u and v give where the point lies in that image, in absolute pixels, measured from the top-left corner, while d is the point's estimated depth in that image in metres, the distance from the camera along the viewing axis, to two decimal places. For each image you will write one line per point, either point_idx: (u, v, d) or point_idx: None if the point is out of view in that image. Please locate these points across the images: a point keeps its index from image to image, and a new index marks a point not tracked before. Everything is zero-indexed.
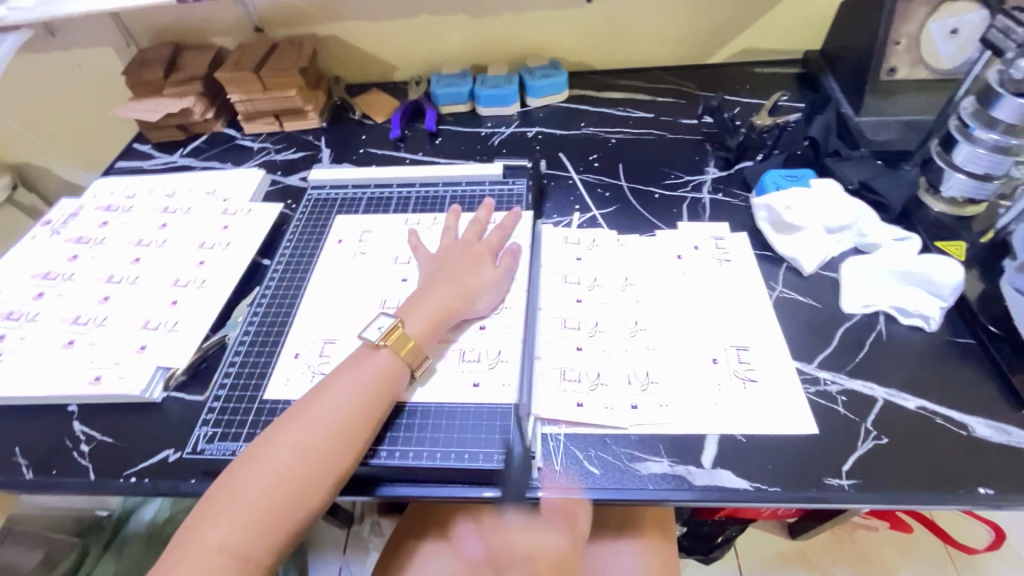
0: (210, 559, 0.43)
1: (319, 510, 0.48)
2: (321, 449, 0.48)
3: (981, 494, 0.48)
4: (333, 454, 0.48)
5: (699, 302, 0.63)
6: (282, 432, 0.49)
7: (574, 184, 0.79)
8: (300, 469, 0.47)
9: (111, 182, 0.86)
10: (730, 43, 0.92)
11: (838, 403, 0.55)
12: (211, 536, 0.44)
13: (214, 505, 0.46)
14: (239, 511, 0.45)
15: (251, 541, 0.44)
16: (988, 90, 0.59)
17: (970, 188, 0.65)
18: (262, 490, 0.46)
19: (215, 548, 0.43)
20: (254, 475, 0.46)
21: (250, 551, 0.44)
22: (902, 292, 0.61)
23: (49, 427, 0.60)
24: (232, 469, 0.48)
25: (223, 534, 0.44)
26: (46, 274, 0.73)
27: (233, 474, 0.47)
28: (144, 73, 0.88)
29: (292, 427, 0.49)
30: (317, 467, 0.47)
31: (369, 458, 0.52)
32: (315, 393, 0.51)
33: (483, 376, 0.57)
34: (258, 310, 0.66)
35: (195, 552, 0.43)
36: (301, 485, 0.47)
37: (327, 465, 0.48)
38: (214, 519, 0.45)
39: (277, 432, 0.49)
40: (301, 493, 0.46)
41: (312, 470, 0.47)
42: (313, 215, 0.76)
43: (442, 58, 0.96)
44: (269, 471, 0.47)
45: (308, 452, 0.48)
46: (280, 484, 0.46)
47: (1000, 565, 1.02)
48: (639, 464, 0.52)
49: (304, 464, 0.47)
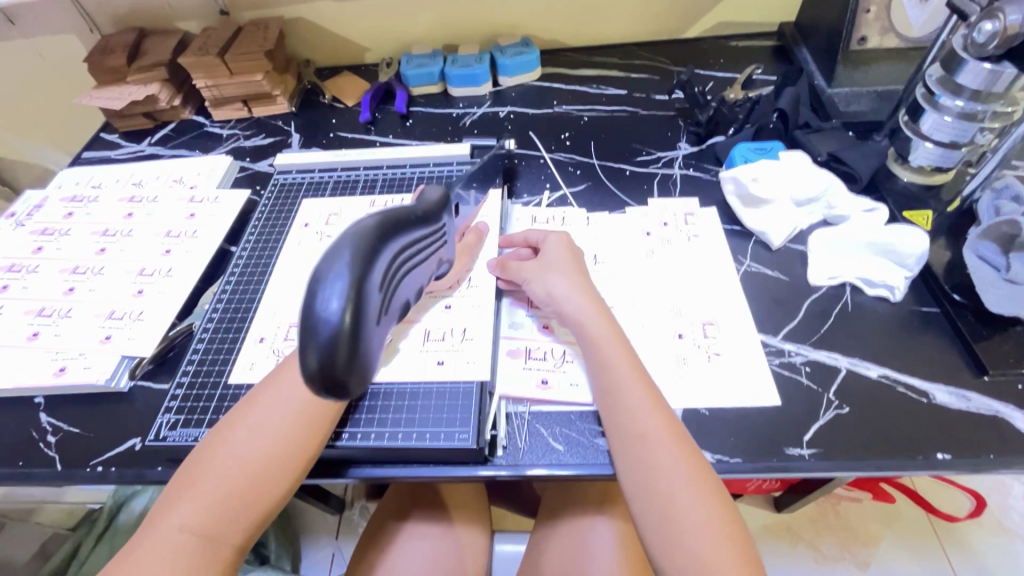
0: (172, 540, 0.42)
1: (285, 495, 0.46)
2: (287, 436, 0.46)
3: (939, 459, 0.48)
4: (297, 438, 0.47)
5: (666, 278, 0.63)
6: (244, 415, 0.48)
7: (545, 163, 0.78)
8: (265, 452, 0.46)
9: (77, 173, 0.84)
10: (705, 16, 0.90)
11: (801, 373, 0.55)
12: (177, 521, 0.43)
13: (178, 494, 0.44)
14: (202, 493, 0.44)
15: (215, 523, 0.43)
16: (952, 56, 0.58)
17: (937, 157, 0.65)
18: (226, 473, 0.45)
19: (178, 530, 0.42)
20: (218, 457, 0.45)
21: (219, 537, 0.43)
22: (869, 263, 0.61)
23: (15, 420, 0.59)
24: (196, 454, 0.47)
25: (186, 517, 0.43)
26: (10, 268, 0.72)
27: (196, 461, 0.46)
28: (105, 59, 0.85)
29: (255, 413, 0.48)
30: (284, 454, 0.46)
31: (335, 440, 0.52)
32: (274, 377, 0.50)
33: (448, 354, 0.56)
34: (222, 296, 0.65)
35: (160, 538, 0.42)
36: (264, 468, 0.45)
37: (292, 452, 0.46)
38: (176, 501, 0.44)
39: (240, 415, 0.48)
40: (265, 477, 0.45)
41: (278, 459, 0.46)
42: (278, 200, 0.75)
43: (413, 38, 0.94)
44: (233, 454, 0.45)
45: (272, 437, 0.46)
46: (244, 466, 0.45)
47: (979, 532, 1.04)
48: (603, 439, 0.52)
49: (268, 447, 0.46)
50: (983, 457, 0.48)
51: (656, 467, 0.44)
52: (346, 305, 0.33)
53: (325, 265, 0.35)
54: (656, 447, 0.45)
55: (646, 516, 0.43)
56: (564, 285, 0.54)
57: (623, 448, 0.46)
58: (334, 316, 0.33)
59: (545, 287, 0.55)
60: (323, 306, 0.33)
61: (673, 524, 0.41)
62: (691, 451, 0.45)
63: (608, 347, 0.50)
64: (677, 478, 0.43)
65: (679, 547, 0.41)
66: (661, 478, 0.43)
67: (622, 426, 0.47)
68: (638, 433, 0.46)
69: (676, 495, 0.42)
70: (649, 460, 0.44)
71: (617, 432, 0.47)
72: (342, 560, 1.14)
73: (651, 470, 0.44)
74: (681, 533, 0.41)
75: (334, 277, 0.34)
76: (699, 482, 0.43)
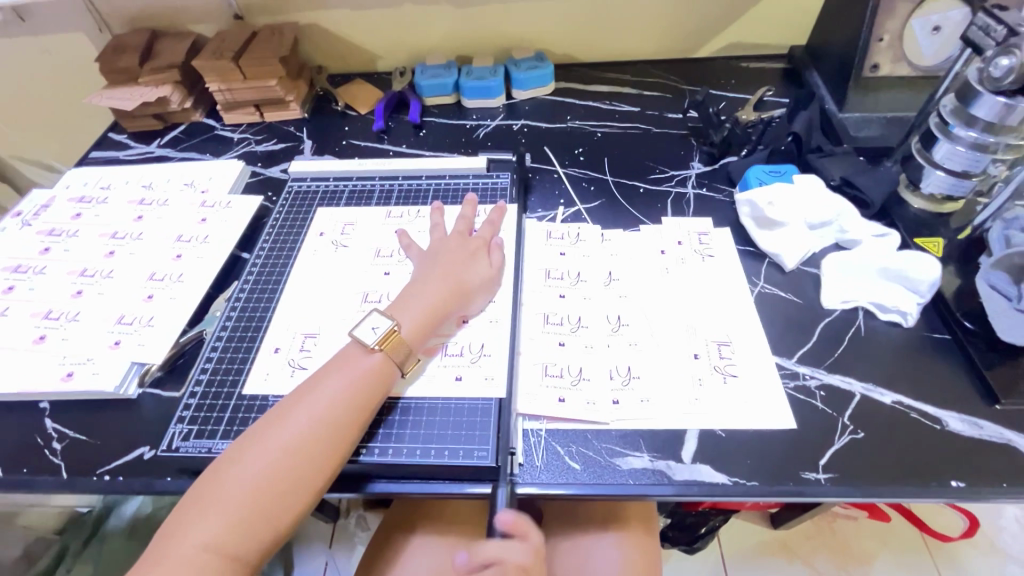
0: (192, 558, 0.41)
1: (305, 511, 0.46)
2: (312, 447, 0.46)
3: (953, 486, 0.49)
4: (320, 454, 0.47)
5: (681, 297, 0.63)
6: (271, 429, 0.47)
7: (559, 178, 0.78)
8: (287, 467, 0.45)
9: (86, 173, 0.84)
10: (717, 36, 0.92)
11: (816, 397, 0.55)
12: (197, 534, 0.42)
13: (199, 505, 0.44)
14: (224, 509, 0.43)
15: (235, 538, 0.43)
16: (966, 88, 0.60)
17: (948, 186, 0.66)
18: (248, 487, 0.44)
19: (201, 548, 0.42)
20: (241, 473, 0.45)
21: (239, 552, 0.43)
22: (882, 287, 0.62)
23: (19, 425, 0.58)
24: (215, 468, 0.46)
25: (206, 532, 0.42)
26: (16, 268, 0.71)
27: (219, 471, 0.46)
28: (118, 60, 0.85)
29: (281, 428, 0.47)
30: (309, 466, 0.46)
31: (357, 455, 0.51)
32: (305, 391, 0.50)
33: (466, 369, 0.56)
34: (236, 304, 0.64)
35: (178, 551, 0.42)
36: (288, 483, 0.45)
37: (317, 464, 0.46)
38: (197, 514, 0.43)
39: (267, 426, 0.48)
40: (287, 493, 0.45)
41: (303, 472, 0.46)
42: (293, 208, 0.75)
43: (426, 48, 0.94)
44: (255, 470, 0.45)
45: (295, 453, 0.46)
46: (268, 481, 0.45)
47: (973, 553, 1.05)
48: (620, 459, 0.52)
49: (289, 464, 0.45)
50: (996, 485, 0.49)
51: None
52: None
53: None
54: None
55: None
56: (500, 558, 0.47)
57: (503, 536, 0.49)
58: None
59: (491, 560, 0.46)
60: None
61: None
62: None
63: None
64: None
65: None
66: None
67: None
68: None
69: None
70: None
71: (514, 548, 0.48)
72: (337, 570, 1.13)
73: None
74: None
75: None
76: None
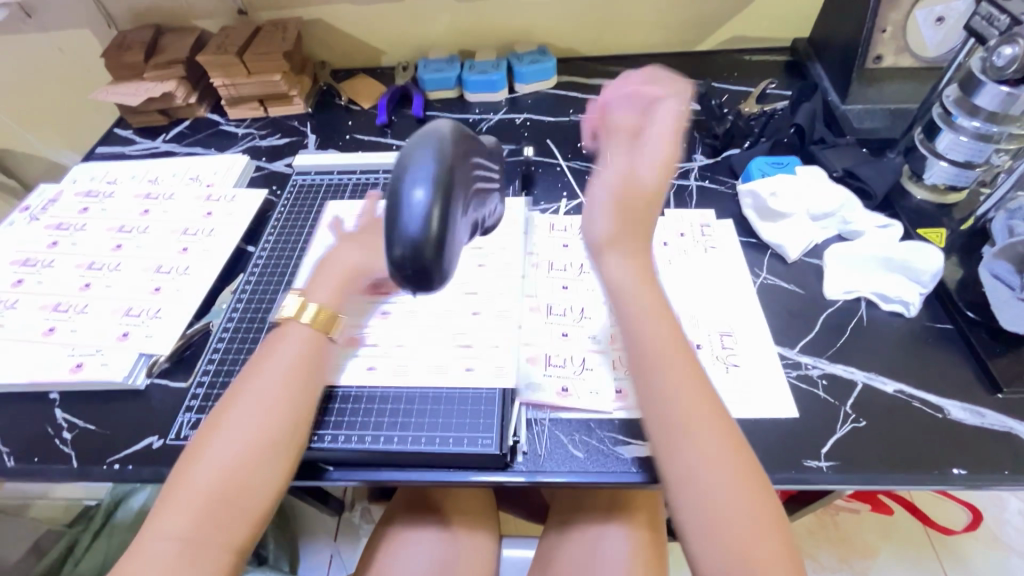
0: (164, 552, 0.41)
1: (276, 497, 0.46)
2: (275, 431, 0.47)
3: (955, 474, 0.49)
4: (282, 438, 0.47)
5: (686, 288, 0.63)
6: (231, 416, 0.47)
7: (562, 170, 0.78)
8: (248, 454, 0.45)
9: (93, 168, 0.84)
10: (720, 29, 0.91)
11: (818, 386, 0.55)
12: (168, 529, 0.42)
13: (169, 501, 0.43)
14: (191, 504, 0.43)
15: (208, 530, 0.42)
16: (970, 78, 0.60)
17: (950, 176, 0.66)
18: (216, 477, 0.44)
19: (172, 540, 0.41)
20: (207, 464, 0.44)
21: (213, 544, 0.42)
22: (884, 278, 0.62)
23: (30, 415, 0.59)
24: (182, 462, 0.45)
25: (176, 527, 0.42)
26: (25, 261, 0.71)
27: (185, 465, 0.45)
28: (123, 56, 0.85)
29: (241, 414, 0.47)
30: (272, 451, 0.46)
31: (312, 442, 0.52)
32: (253, 375, 0.50)
33: (477, 359, 0.56)
34: (242, 296, 0.65)
35: (152, 547, 0.41)
36: (255, 469, 0.45)
37: (280, 449, 0.46)
38: (165, 511, 0.43)
39: (227, 414, 0.47)
40: (255, 479, 0.45)
41: (267, 458, 0.46)
42: (298, 201, 0.75)
43: (429, 43, 0.95)
44: (223, 460, 0.45)
45: (258, 439, 0.46)
46: (234, 470, 0.44)
47: (977, 546, 1.05)
48: (622, 447, 0.52)
49: (251, 447, 0.45)
50: (997, 473, 0.49)
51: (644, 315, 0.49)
52: (434, 198, 0.42)
53: (414, 158, 0.44)
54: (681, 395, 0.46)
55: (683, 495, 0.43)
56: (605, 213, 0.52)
57: (647, 380, 0.47)
58: (422, 210, 0.42)
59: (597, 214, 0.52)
60: (411, 211, 0.42)
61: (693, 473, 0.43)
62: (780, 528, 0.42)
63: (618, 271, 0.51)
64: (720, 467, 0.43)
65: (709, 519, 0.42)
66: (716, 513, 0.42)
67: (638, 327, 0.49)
68: (640, 370, 0.48)
69: (701, 471, 0.43)
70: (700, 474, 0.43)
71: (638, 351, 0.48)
72: (342, 563, 1.14)
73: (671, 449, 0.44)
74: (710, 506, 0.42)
75: (421, 173, 0.43)
76: (738, 473, 0.43)
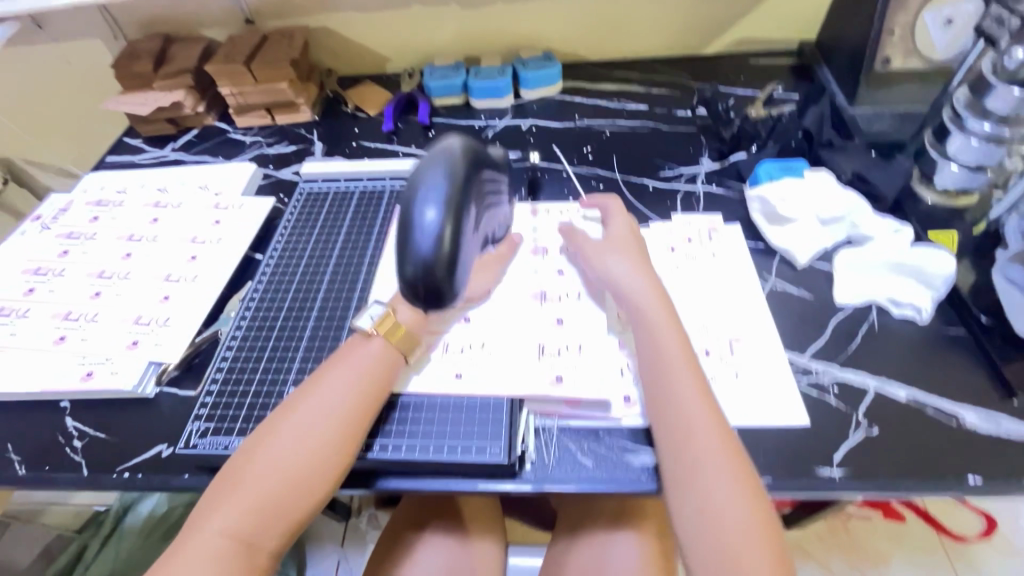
0: (213, 545, 0.42)
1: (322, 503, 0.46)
2: (329, 437, 0.47)
3: (970, 482, 0.49)
4: (337, 445, 0.47)
5: (695, 294, 0.63)
6: (291, 417, 0.48)
7: (568, 176, 0.78)
8: (309, 456, 0.46)
9: (102, 177, 0.85)
10: (725, 32, 0.91)
11: (830, 393, 0.55)
12: (217, 523, 0.42)
13: (223, 495, 0.44)
14: (243, 501, 0.43)
15: (256, 528, 0.43)
16: (981, 79, 0.60)
17: (961, 179, 0.66)
18: (268, 476, 0.44)
19: (220, 534, 0.42)
20: (263, 463, 0.45)
21: (256, 541, 0.43)
22: (897, 283, 0.61)
23: (41, 424, 0.59)
24: (236, 460, 0.46)
25: (227, 521, 0.42)
26: (37, 270, 0.72)
27: (240, 463, 0.46)
28: (133, 66, 0.86)
29: (299, 415, 0.48)
30: (326, 456, 0.46)
31: (367, 451, 0.52)
32: (317, 380, 0.50)
33: (466, 367, 0.57)
34: (250, 304, 0.65)
35: (197, 541, 0.42)
36: (307, 472, 0.45)
37: (334, 455, 0.47)
38: (217, 505, 0.43)
39: (285, 414, 0.48)
40: (305, 480, 0.45)
41: (319, 463, 0.46)
42: (305, 209, 0.75)
43: (434, 50, 0.95)
44: (278, 459, 0.45)
45: (314, 443, 0.46)
46: (287, 471, 0.45)
47: (991, 553, 1.03)
48: (631, 455, 0.52)
49: (311, 449, 0.46)
50: (1015, 481, 0.48)
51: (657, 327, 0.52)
52: (444, 217, 0.44)
53: (426, 178, 0.46)
54: (692, 400, 0.48)
55: (687, 501, 0.44)
56: (624, 265, 0.58)
57: (655, 390, 0.49)
58: (434, 230, 0.44)
59: (605, 268, 0.59)
60: (424, 231, 0.44)
61: (696, 474, 0.44)
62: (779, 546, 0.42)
63: (638, 293, 0.55)
64: (723, 474, 0.44)
65: (710, 529, 0.42)
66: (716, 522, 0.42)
67: (656, 340, 0.52)
68: (651, 381, 0.50)
69: (718, 480, 0.44)
70: (702, 479, 0.44)
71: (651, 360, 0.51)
72: (349, 569, 1.14)
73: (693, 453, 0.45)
74: (717, 514, 0.42)
75: (431, 193, 0.45)
76: (738, 483, 0.43)
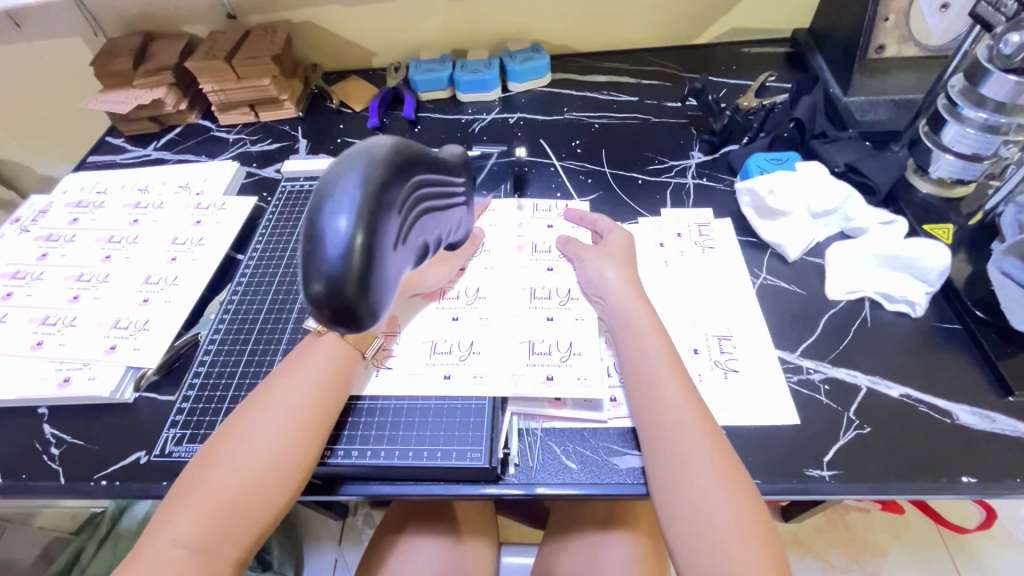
0: (168, 554, 0.41)
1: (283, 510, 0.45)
2: (286, 441, 0.46)
3: (964, 482, 0.47)
4: (293, 449, 0.46)
5: (685, 291, 0.61)
6: (247, 423, 0.47)
7: (556, 171, 0.77)
8: (267, 460, 0.45)
9: (83, 177, 0.84)
10: (718, 21, 0.89)
11: (820, 392, 0.54)
12: (172, 531, 0.42)
13: (178, 503, 0.43)
14: (198, 509, 0.42)
15: (212, 537, 0.42)
16: (976, 67, 0.58)
17: (958, 169, 0.64)
18: (222, 483, 0.43)
19: (172, 544, 0.41)
20: (218, 470, 0.44)
21: (213, 549, 0.41)
22: (890, 278, 0.60)
23: (18, 431, 0.58)
24: (193, 468, 0.45)
25: (181, 529, 0.42)
26: (15, 274, 0.71)
27: (197, 471, 0.45)
28: (112, 63, 0.85)
29: (255, 421, 0.47)
30: (282, 461, 0.45)
31: (328, 458, 0.51)
32: (273, 384, 0.49)
33: (455, 368, 0.55)
34: (228, 308, 0.64)
35: (154, 550, 0.41)
36: (263, 478, 0.44)
37: (291, 459, 0.45)
38: (171, 514, 0.42)
39: (241, 420, 0.47)
40: (262, 486, 0.44)
41: (275, 469, 0.45)
42: (286, 209, 0.74)
43: (421, 43, 0.93)
44: (233, 466, 0.44)
45: (270, 448, 0.45)
46: (242, 478, 0.44)
47: (989, 545, 1.03)
48: (617, 457, 0.51)
49: (270, 452, 0.45)
50: (1010, 481, 0.47)
51: (642, 328, 0.52)
52: (356, 226, 0.38)
53: (339, 181, 0.39)
54: (676, 400, 0.47)
55: (675, 503, 0.43)
56: (615, 272, 0.57)
57: (641, 392, 0.48)
58: (344, 241, 0.38)
59: (597, 270, 0.58)
60: (333, 240, 0.38)
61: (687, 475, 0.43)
62: (771, 541, 0.41)
63: (623, 297, 0.55)
64: (708, 470, 0.43)
65: (697, 529, 0.41)
66: (702, 521, 0.41)
67: (637, 341, 0.51)
68: (636, 382, 0.49)
69: (704, 479, 0.42)
70: (690, 478, 0.43)
71: (632, 361, 0.50)
72: (346, 567, 1.13)
73: (683, 456, 0.44)
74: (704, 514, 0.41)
75: (343, 200, 0.38)
76: (726, 478, 0.42)
